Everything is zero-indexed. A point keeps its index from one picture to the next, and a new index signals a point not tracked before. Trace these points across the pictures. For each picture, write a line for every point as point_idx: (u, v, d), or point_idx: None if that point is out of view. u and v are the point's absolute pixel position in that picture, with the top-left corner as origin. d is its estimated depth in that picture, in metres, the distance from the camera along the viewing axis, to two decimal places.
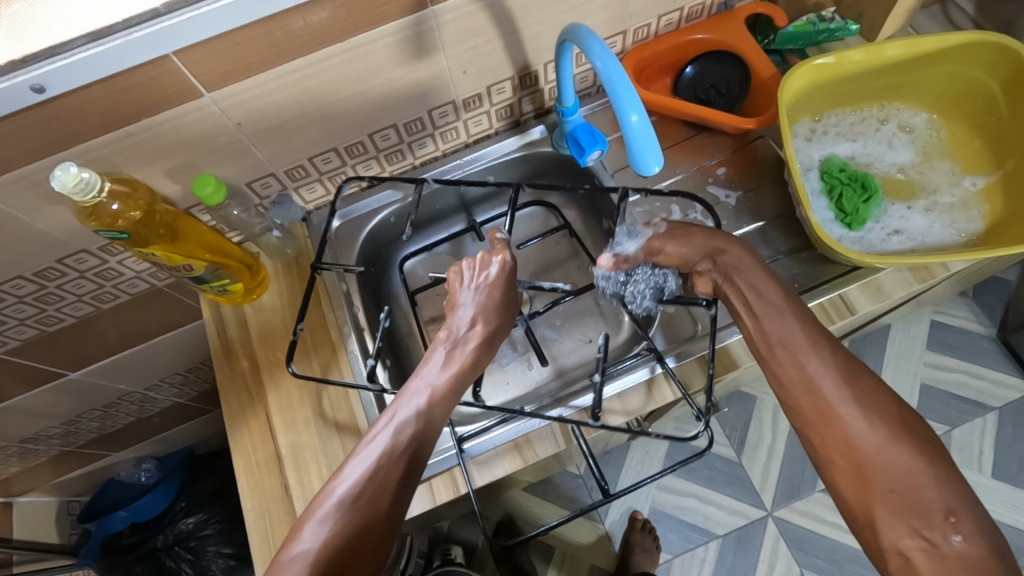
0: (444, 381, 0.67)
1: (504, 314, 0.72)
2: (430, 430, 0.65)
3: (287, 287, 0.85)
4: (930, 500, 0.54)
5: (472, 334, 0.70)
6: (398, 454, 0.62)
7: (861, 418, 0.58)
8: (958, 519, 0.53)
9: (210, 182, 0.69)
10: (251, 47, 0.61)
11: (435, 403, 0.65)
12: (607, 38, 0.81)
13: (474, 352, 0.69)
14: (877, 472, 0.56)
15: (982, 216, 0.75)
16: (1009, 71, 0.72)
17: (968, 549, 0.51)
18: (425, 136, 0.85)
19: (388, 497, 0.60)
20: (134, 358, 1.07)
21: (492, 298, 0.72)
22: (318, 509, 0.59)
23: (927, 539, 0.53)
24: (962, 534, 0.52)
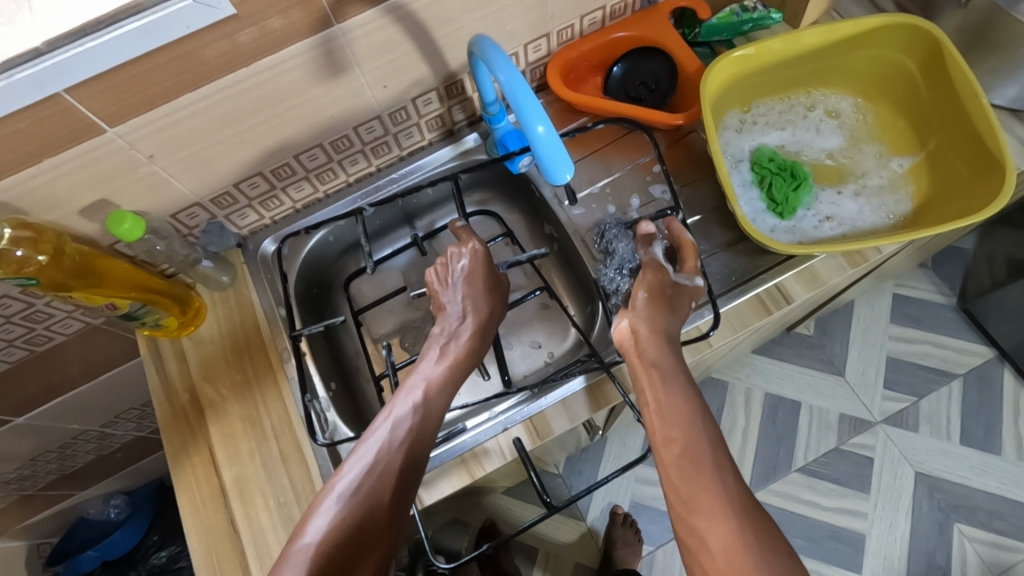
0: (443, 368, 0.67)
1: (491, 305, 0.73)
2: (431, 420, 0.63)
3: (225, 315, 0.82)
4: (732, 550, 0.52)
5: (463, 326, 0.71)
6: (398, 445, 0.61)
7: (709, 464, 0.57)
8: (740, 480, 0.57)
9: (127, 218, 0.67)
10: (150, 78, 0.59)
11: (432, 394, 0.65)
12: (531, 41, 0.80)
13: (467, 341, 0.70)
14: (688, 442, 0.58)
15: (910, 196, 0.75)
16: (925, 52, 0.73)
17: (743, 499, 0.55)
18: (354, 153, 0.83)
19: (389, 489, 0.59)
20: (83, 397, 1.04)
21: (476, 288, 0.73)
22: (321, 504, 0.57)
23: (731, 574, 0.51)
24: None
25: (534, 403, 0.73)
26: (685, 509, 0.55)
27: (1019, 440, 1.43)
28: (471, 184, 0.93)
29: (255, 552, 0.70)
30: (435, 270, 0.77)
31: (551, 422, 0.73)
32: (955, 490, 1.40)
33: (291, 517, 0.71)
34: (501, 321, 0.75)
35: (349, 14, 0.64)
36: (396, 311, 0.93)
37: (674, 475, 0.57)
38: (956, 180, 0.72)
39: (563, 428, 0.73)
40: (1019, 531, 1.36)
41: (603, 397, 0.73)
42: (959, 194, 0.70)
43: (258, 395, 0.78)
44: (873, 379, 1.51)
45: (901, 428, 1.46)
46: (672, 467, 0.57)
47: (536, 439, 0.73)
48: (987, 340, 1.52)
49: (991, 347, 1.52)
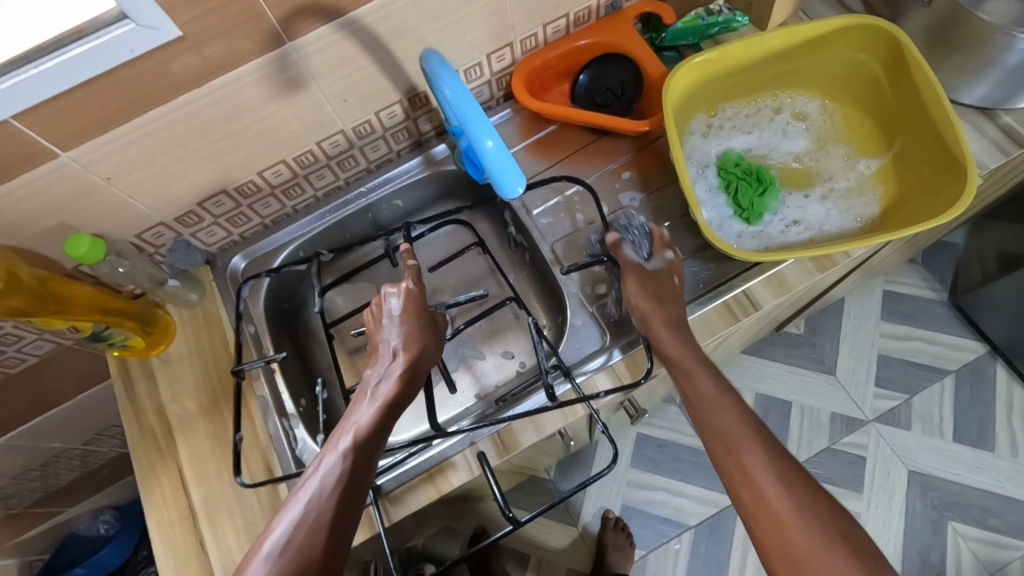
0: (372, 410, 0.64)
1: (424, 341, 0.69)
2: (363, 466, 0.60)
3: (194, 334, 0.82)
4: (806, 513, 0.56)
5: (394, 365, 0.67)
6: (329, 495, 0.58)
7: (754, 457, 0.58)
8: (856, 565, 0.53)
9: (85, 241, 0.67)
10: (99, 102, 0.59)
11: (362, 440, 0.62)
12: (494, 51, 0.80)
13: (395, 380, 0.66)
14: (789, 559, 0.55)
15: (878, 198, 0.74)
16: (888, 52, 0.72)
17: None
18: (320, 168, 0.83)
19: (320, 540, 0.56)
20: (64, 416, 1.04)
21: (409, 324, 0.70)
22: (250, 565, 0.56)
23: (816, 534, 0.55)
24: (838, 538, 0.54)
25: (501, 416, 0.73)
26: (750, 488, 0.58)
27: (1012, 436, 1.42)
28: (442, 192, 0.93)
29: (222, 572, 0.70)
30: (371, 306, 0.73)
31: (518, 435, 0.72)
32: (949, 487, 1.38)
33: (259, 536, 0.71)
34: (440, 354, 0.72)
35: (301, 31, 0.63)
36: None
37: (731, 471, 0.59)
38: (920, 182, 0.71)
39: (530, 440, 0.72)
40: (1015, 528, 1.35)
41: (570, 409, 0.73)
42: (925, 194, 0.69)
43: (226, 414, 0.78)
44: (864, 377, 1.50)
45: (893, 426, 1.45)
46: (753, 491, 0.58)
47: (503, 452, 0.72)
48: (978, 335, 1.51)
49: (982, 342, 1.51)
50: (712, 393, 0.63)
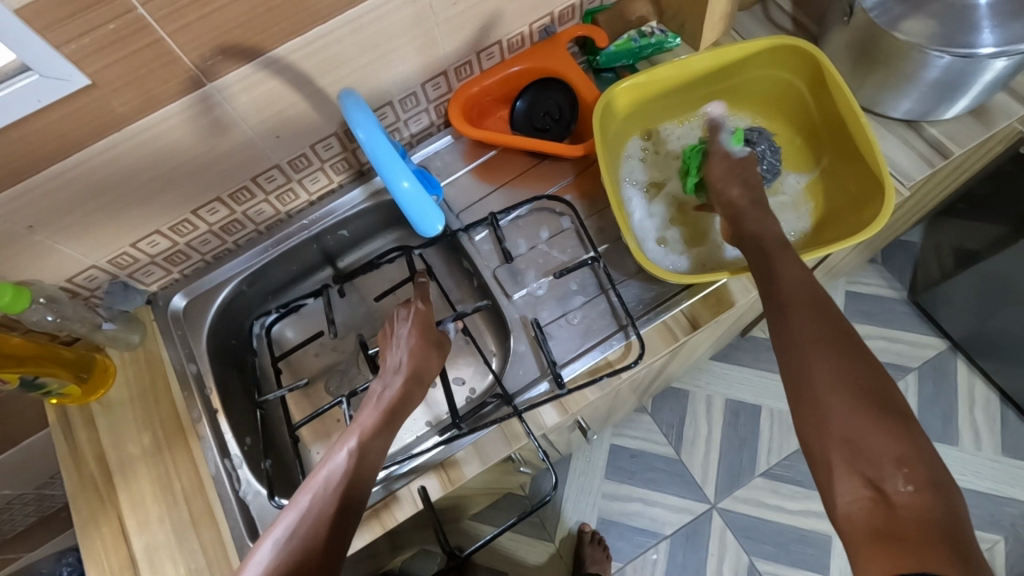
0: (377, 412, 0.66)
1: (431, 352, 0.71)
2: (367, 465, 0.61)
3: (134, 377, 0.81)
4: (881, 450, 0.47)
5: (399, 373, 0.69)
6: (337, 487, 0.59)
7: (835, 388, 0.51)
8: (912, 469, 0.46)
9: (8, 290, 0.65)
10: (11, 153, 0.57)
11: (368, 439, 0.63)
12: (429, 79, 0.80)
13: (399, 384, 0.68)
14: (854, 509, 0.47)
15: (810, 213, 0.74)
16: (810, 70, 0.74)
17: (916, 500, 0.45)
18: (259, 203, 0.82)
19: (324, 532, 0.56)
20: (11, 463, 1.01)
21: (418, 336, 0.72)
22: (254, 557, 0.55)
23: (877, 490, 0.46)
24: (912, 483, 0.46)
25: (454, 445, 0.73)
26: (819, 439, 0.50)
27: (975, 430, 1.45)
28: (387, 220, 0.93)
29: None
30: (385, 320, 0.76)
31: (462, 466, 0.72)
32: None
33: None
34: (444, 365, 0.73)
35: (222, 72, 0.63)
36: (322, 353, 0.92)
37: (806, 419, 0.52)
38: (848, 196, 0.71)
39: (474, 470, 0.71)
40: (982, 521, 1.37)
41: (512, 436, 0.72)
42: (853, 211, 0.70)
43: (168, 457, 0.76)
44: None
45: None
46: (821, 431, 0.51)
47: (448, 484, 0.71)
48: (939, 331, 1.54)
49: (943, 338, 1.54)
50: (803, 321, 0.56)
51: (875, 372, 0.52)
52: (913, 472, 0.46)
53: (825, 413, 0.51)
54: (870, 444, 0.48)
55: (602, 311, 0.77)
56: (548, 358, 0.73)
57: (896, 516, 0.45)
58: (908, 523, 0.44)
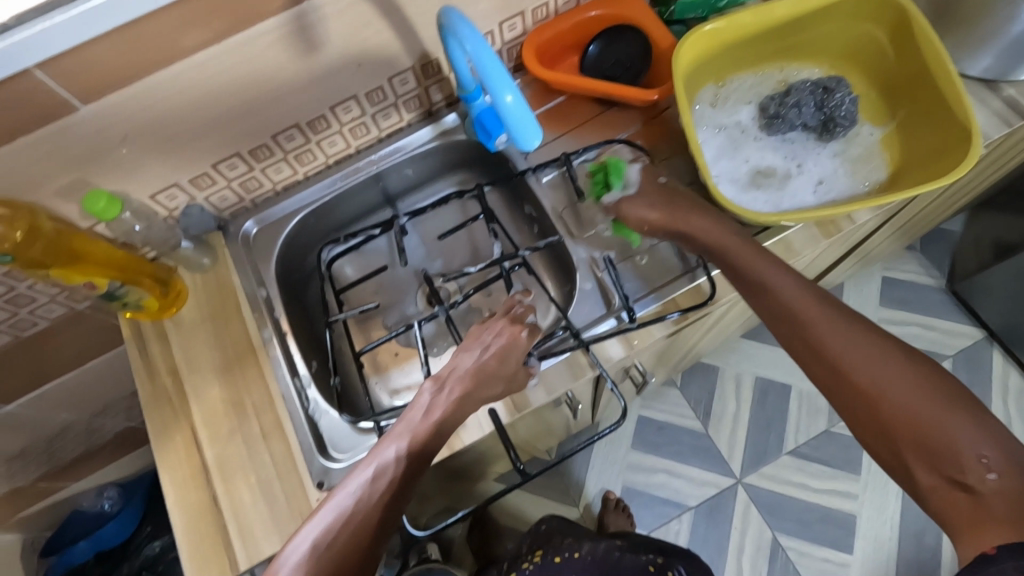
0: (425, 424, 0.63)
1: (502, 368, 0.67)
2: (408, 478, 0.60)
3: (207, 298, 0.83)
4: (952, 442, 0.53)
5: (461, 387, 0.64)
6: (374, 501, 0.58)
7: (895, 382, 0.56)
8: (992, 458, 0.51)
9: (103, 198, 0.67)
10: (119, 55, 0.59)
11: (415, 452, 0.61)
12: (506, 19, 0.81)
13: (453, 400, 0.64)
14: (940, 497, 0.53)
15: (884, 164, 0.75)
16: (894, 21, 0.74)
17: (1003, 488, 0.50)
18: (333, 134, 0.84)
19: (361, 542, 0.57)
20: (71, 386, 1.05)
21: (493, 350, 0.67)
22: (286, 558, 0.56)
23: (960, 484, 0.52)
24: (996, 472, 0.51)
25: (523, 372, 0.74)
26: (896, 444, 0.55)
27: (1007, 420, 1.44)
28: (451, 163, 0.94)
29: (236, 527, 0.71)
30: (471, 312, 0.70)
31: (528, 394, 0.73)
32: None
33: (271, 492, 0.72)
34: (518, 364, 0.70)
35: None
36: (379, 292, 0.93)
37: (870, 437, 0.57)
38: (924, 147, 0.72)
39: (539, 399, 0.73)
40: None
41: (579, 369, 0.74)
42: (931, 160, 0.70)
43: (239, 373, 0.78)
44: None
45: None
46: (881, 412, 0.56)
47: (513, 410, 0.73)
48: (975, 320, 1.53)
49: (980, 328, 1.52)
50: (836, 338, 0.60)
51: (920, 365, 0.57)
52: (986, 452, 0.52)
53: (890, 413, 0.55)
54: (952, 439, 0.53)
55: (672, 253, 0.77)
56: (620, 292, 0.74)
57: (979, 502, 0.50)
58: (993, 507, 0.50)
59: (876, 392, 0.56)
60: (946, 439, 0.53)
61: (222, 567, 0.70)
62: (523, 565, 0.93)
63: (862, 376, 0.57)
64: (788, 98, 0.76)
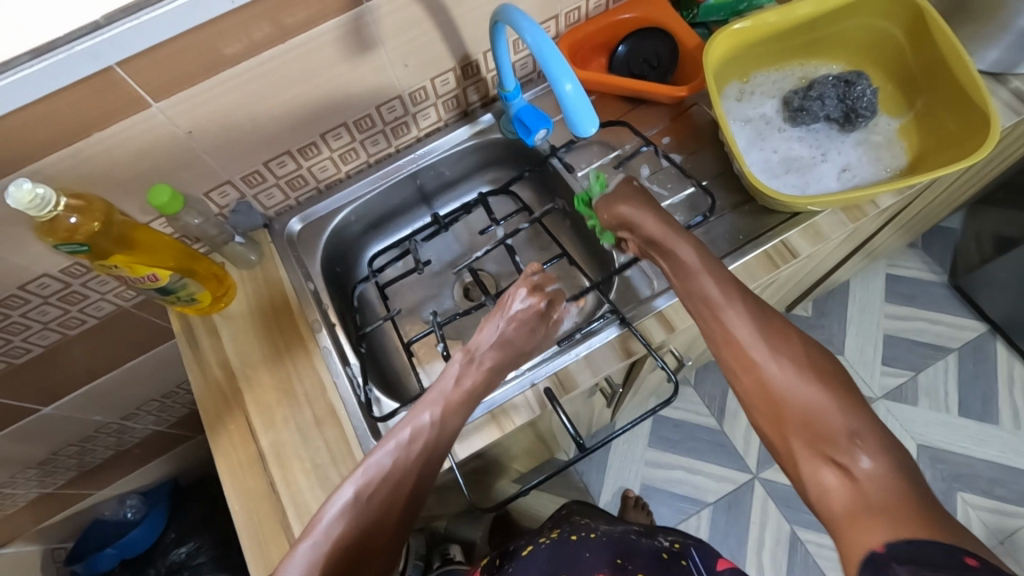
0: (462, 389, 0.67)
1: (528, 344, 0.71)
2: (444, 438, 0.65)
3: (255, 292, 0.85)
4: (836, 427, 0.56)
5: (490, 356, 0.69)
6: (410, 459, 0.62)
7: (769, 357, 0.61)
8: (865, 444, 0.54)
9: (166, 192, 0.70)
10: (192, 54, 0.62)
11: (449, 413, 0.66)
12: (541, 23, 0.85)
13: (486, 369, 0.68)
14: (822, 484, 0.55)
15: (904, 151, 0.80)
16: (910, 18, 0.79)
17: (876, 473, 0.53)
18: (376, 133, 0.87)
19: (401, 495, 0.61)
20: (109, 387, 1.06)
21: (521, 328, 0.70)
22: (334, 506, 0.59)
23: (841, 466, 0.54)
24: (868, 456, 0.54)
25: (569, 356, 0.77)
26: (779, 418, 0.59)
27: (1013, 410, 1.47)
28: (485, 161, 0.98)
29: (294, 512, 0.72)
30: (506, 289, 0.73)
31: (576, 375, 0.76)
32: (956, 459, 1.43)
33: (327, 477, 0.74)
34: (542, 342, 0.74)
35: None
36: (416, 287, 0.96)
37: (765, 419, 0.60)
38: (943, 134, 0.77)
39: (587, 380, 0.75)
40: (1019, 497, 1.39)
41: (623, 351, 0.76)
42: (950, 145, 0.75)
43: (290, 364, 0.81)
44: (871, 356, 1.55)
45: (901, 402, 1.50)
46: (785, 394, 0.59)
47: (562, 392, 0.75)
48: (978, 314, 1.57)
49: (983, 321, 1.57)
50: (737, 318, 0.64)
51: (807, 364, 0.60)
52: (868, 449, 0.54)
53: (783, 391, 0.59)
54: (829, 423, 0.56)
55: (710, 238, 0.80)
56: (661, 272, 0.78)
57: (857, 487, 0.53)
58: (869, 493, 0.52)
59: (773, 376, 0.60)
60: (801, 410, 0.58)
61: (284, 550, 0.72)
62: (539, 539, 0.90)
63: (746, 340, 0.63)
64: (812, 92, 0.81)
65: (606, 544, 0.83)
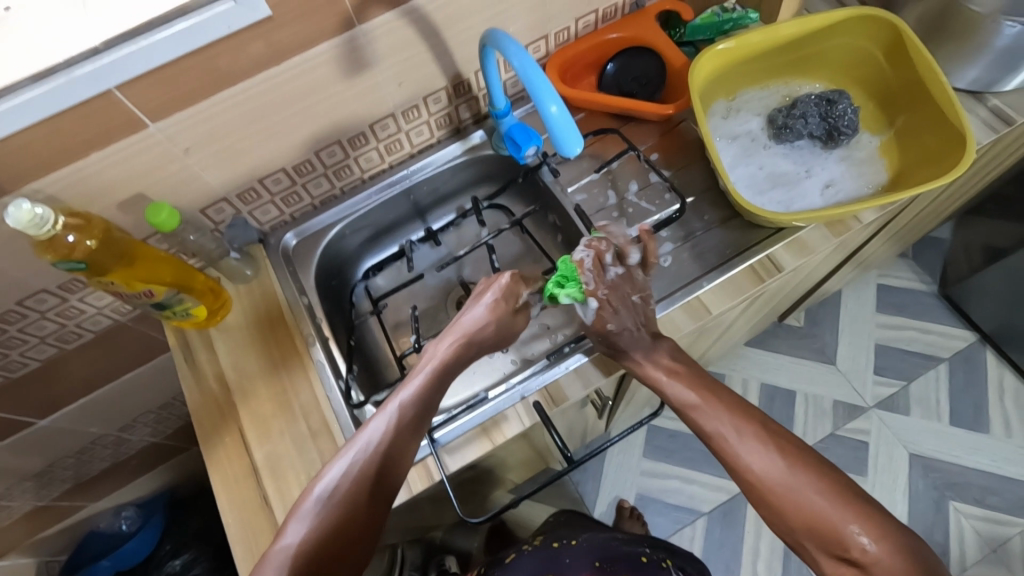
0: (424, 377, 0.65)
1: (502, 330, 0.69)
2: (407, 435, 0.63)
3: (251, 306, 0.87)
4: (738, 438, 0.63)
5: (454, 340, 0.67)
6: (373, 458, 0.61)
7: (670, 378, 0.69)
8: (768, 451, 0.61)
9: (164, 209, 0.71)
10: (189, 77, 0.64)
11: (412, 412, 0.64)
12: (531, 42, 0.87)
13: (448, 352, 0.66)
14: (746, 480, 0.62)
15: (885, 168, 0.81)
16: (890, 39, 0.81)
17: (776, 471, 0.60)
18: (370, 150, 0.89)
19: (365, 495, 0.59)
20: (106, 399, 1.07)
21: (496, 313, 0.68)
22: (300, 510, 0.58)
23: (752, 463, 0.62)
24: (765, 458, 0.61)
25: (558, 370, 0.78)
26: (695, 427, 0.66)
27: (1005, 419, 1.48)
28: (479, 176, 0.99)
29: None
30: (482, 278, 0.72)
31: (566, 389, 0.77)
32: (949, 468, 1.44)
33: None
34: (518, 328, 0.72)
35: (369, 17, 0.70)
36: (410, 301, 0.97)
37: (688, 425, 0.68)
38: (922, 152, 0.79)
39: (577, 393, 0.77)
40: (1011, 506, 1.40)
41: (613, 364, 0.78)
42: (930, 163, 0.77)
43: (284, 377, 0.82)
44: (863, 365, 1.57)
45: (893, 411, 1.51)
46: (694, 410, 0.66)
47: (552, 404, 0.77)
48: (969, 324, 1.59)
49: (973, 331, 1.58)
50: (716, 419, 0.65)
51: (776, 441, 0.62)
52: (869, 530, 0.55)
53: (693, 404, 0.67)
54: (733, 437, 0.63)
55: (698, 253, 0.82)
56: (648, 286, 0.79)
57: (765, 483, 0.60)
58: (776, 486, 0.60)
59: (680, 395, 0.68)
60: (710, 424, 0.65)
61: None
62: (522, 547, 0.90)
63: (661, 371, 0.70)
64: (796, 110, 0.82)
65: (589, 549, 0.85)
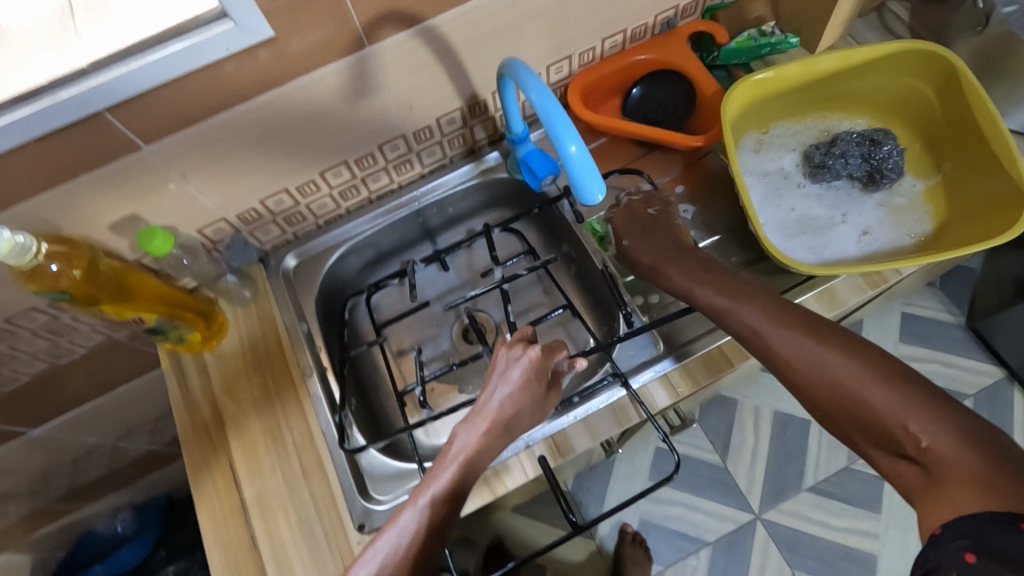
0: (456, 471, 0.59)
1: (529, 413, 0.64)
2: (437, 530, 0.57)
3: (247, 329, 0.83)
4: (887, 410, 0.50)
5: (482, 425, 0.61)
6: (400, 556, 0.55)
7: (830, 358, 0.54)
8: (922, 418, 0.48)
9: (158, 234, 0.68)
10: (186, 98, 0.60)
11: (444, 507, 0.57)
12: (553, 63, 0.82)
13: (479, 442, 0.61)
14: (853, 403, 0.52)
15: (929, 216, 0.76)
16: (942, 77, 0.75)
17: (940, 451, 0.47)
18: (377, 170, 0.84)
19: None
20: (101, 411, 1.04)
21: (521, 396, 0.63)
22: None
23: (908, 458, 0.49)
24: (928, 436, 0.48)
25: (567, 419, 0.74)
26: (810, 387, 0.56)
27: None
28: (492, 199, 0.95)
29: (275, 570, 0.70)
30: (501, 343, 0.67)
31: (572, 439, 0.73)
32: None
33: (312, 532, 0.71)
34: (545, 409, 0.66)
35: (381, 37, 0.65)
36: (414, 327, 0.93)
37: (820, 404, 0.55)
38: (971, 203, 0.73)
39: (585, 445, 0.72)
40: None
41: (623, 415, 0.73)
42: (981, 216, 0.71)
43: (278, 409, 0.78)
44: None
45: None
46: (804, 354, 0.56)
47: (557, 456, 0.72)
48: (997, 360, 1.52)
49: (1001, 367, 1.51)
50: (793, 334, 0.57)
51: (864, 357, 0.53)
52: (922, 420, 0.48)
53: (830, 380, 0.53)
54: (875, 399, 0.51)
55: None
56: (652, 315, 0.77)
57: (929, 474, 0.47)
58: (950, 481, 0.45)
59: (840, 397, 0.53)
60: (861, 404, 0.51)
61: None
62: None
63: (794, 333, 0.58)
64: (835, 149, 0.77)
65: None
